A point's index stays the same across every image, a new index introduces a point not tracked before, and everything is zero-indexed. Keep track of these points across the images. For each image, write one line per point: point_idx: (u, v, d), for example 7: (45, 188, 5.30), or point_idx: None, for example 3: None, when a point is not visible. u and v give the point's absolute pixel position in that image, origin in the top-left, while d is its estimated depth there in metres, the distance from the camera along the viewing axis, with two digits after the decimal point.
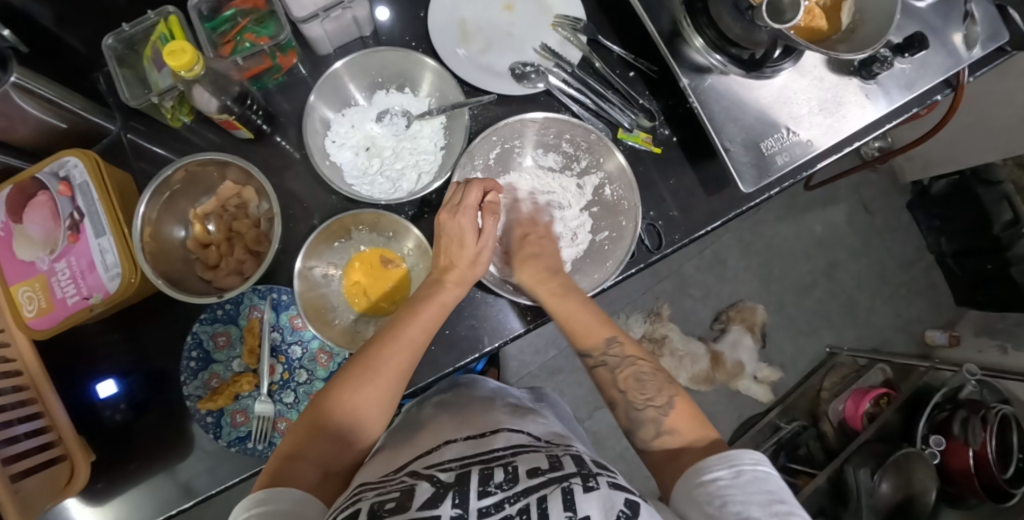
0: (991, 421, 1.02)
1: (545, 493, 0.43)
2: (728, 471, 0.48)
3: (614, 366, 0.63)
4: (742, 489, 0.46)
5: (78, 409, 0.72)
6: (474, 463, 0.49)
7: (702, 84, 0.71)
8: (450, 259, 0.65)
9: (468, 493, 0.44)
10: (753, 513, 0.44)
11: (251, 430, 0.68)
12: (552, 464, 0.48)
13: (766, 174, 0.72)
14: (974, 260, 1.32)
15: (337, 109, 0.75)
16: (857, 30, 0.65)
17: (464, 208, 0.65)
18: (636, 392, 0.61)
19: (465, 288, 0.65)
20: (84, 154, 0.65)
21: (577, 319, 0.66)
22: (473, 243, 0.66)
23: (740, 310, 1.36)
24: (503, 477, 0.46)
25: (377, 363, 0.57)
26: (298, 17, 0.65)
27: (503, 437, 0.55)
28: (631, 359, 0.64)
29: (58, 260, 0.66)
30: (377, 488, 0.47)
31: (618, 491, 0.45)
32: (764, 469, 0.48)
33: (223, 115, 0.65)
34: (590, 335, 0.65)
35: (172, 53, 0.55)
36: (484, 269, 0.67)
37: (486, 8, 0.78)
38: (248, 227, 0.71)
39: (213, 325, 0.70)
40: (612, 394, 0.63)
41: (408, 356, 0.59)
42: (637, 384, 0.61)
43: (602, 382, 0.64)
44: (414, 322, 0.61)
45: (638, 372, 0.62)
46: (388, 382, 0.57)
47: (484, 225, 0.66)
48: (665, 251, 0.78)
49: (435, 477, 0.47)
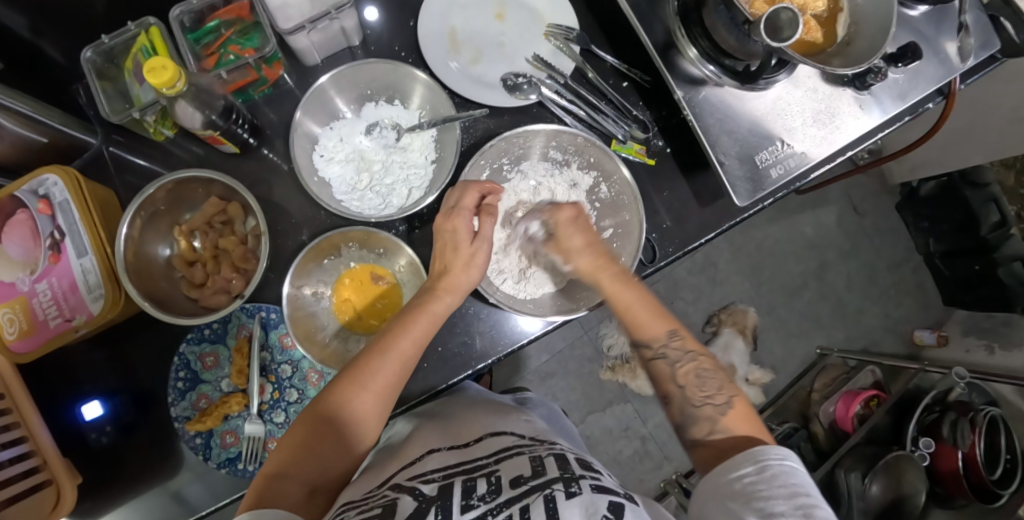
0: (980, 423, 1.03)
1: (528, 503, 0.43)
2: (754, 468, 0.48)
3: (674, 360, 0.61)
4: (769, 486, 0.45)
5: (62, 431, 0.70)
6: (458, 473, 0.49)
7: (696, 96, 0.70)
8: (445, 262, 0.64)
9: (450, 507, 0.44)
10: (777, 509, 0.44)
11: (241, 451, 0.68)
12: (535, 470, 0.47)
13: (760, 188, 0.71)
14: (962, 261, 1.33)
15: (324, 122, 0.73)
16: (852, 42, 0.64)
17: (461, 209, 0.65)
18: (697, 389, 0.59)
19: (458, 297, 0.63)
20: (64, 172, 0.63)
21: (635, 311, 0.63)
22: (467, 245, 0.64)
23: (732, 313, 1.38)
24: (486, 488, 0.46)
25: (364, 379, 0.55)
26: (284, 28, 0.63)
27: (487, 444, 0.55)
28: (650, 357, 0.62)
29: (38, 281, 0.64)
30: (359, 506, 0.47)
31: (602, 495, 0.44)
32: (791, 462, 0.48)
33: (207, 131, 0.63)
34: (647, 328, 0.62)
35: (152, 70, 0.53)
36: (477, 273, 0.65)
37: (476, 17, 0.77)
38: (234, 244, 0.69)
39: (200, 345, 0.69)
40: (668, 388, 0.61)
41: (396, 371, 0.57)
42: (698, 380, 0.60)
43: (658, 376, 0.62)
44: (403, 334, 0.58)
45: (699, 368, 0.60)
46: (377, 397, 0.56)
47: (482, 227, 0.65)
48: (659, 263, 0.77)
49: (418, 491, 0.47)
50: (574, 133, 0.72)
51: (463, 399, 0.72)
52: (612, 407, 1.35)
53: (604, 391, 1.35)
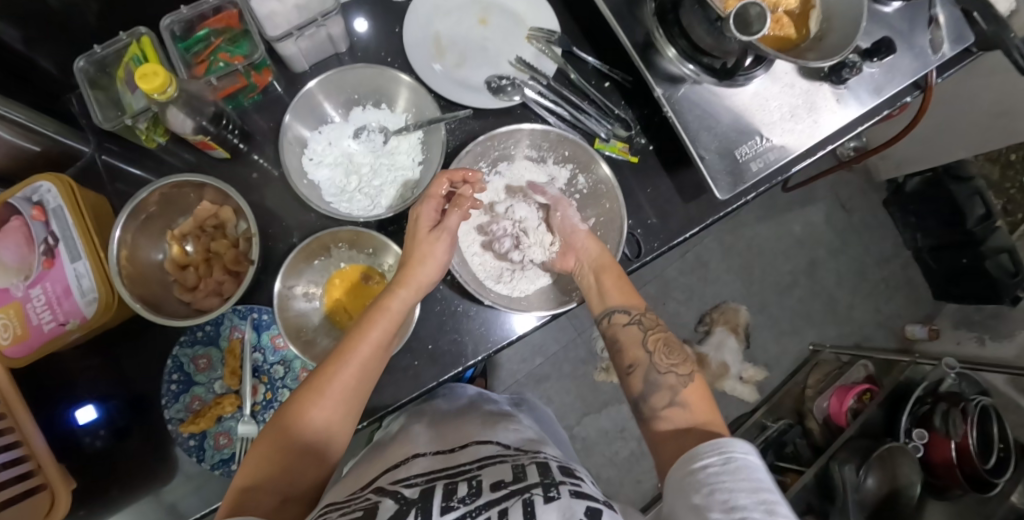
0: (970, 414, 1.05)
1: (506, 506, 0.44)
2: (718, 459, 0.48)
3: (646, 329, 0.66)
4: (732, 478, 0.46)
5: (55, 435, 0.71)
6: (440, 477, 0.50)
7: (675, 94, 0.72)
8: (405, 260, 0.65)
9: (431, 509, 0.44)
10: (740, 502, 0.44)
11: (235, 452, 0.68)
12: (516, 475, 0.48)
13: (741, 181, 0.73)
14: (950, 255, 1.35)
15: (313, 126, 0.75)
16: (824, 38, 0.67)
17: (428, 198, 0.66)
18: (664, 356, 0.63)
19: (417, 295, 0.64)
20: (57, 178, 0.65)
21: (619, 278, 0.70)
22: (426, 233, 0.66)
23: (723, 312, 1.39)
24: (466, 490, 0.46)
25: (321, 386, 0.55)
26: (272, 36, 0.65)
27: (471, 450, 0.55)
28: (622, 322, 0.67)
29: (33, 286, 0.64)
30: (341, 508, 0.47)
31: (580, 500, 0.45)
32: (754, 458, 0.48)
33: (198, 136, 0.65)
34: (627, 294, 0.69)
35: (143, 76, 0.55)
36: (437, 271, 0.66)
37: (460, 23, 0.79)
38: (226, 247, 0.70)
39: (193, 347, 0.70)
40: (638, 354, 0.64)
41: (354, 375, 0.57)
42: (666, 349, 0.64)
43: (631, 342, 0.66)
44: (362, 338, 0.59)
45: (669, 340, 0.65)
46: (342, 401, 0.56)
47: (447, 217, 0.66)
48: (644, 258, 0.79)
49: (400, 494, 0.47)
50: (546, 128, 0.74)
51: (452, 405, 0.72)
52: (607, 408, 1.36)
53: (599, 392, 1.36)
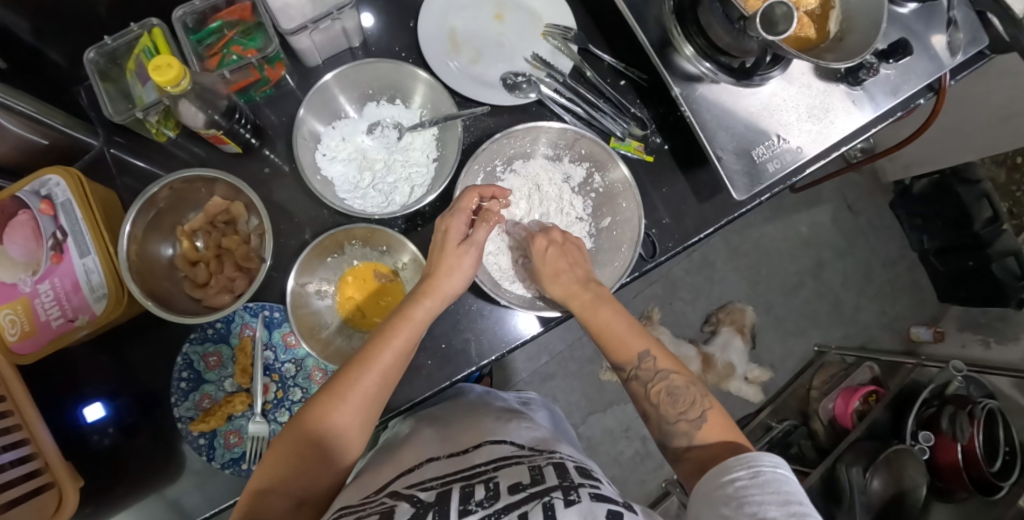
0: (978, 416, 1.04)
1: (526, 510, 0.42)
2: (746, 472, 0.47)
3: (647, 380, 0.61)
4: (761, 491, 0.45)
5: (64, 433, 0.70)
6: (455, 479, 0.49)
7: (693, 93, 0.71)
8: (430, 268, 0.64)
9: (448, 511, 0.44)
10: (770, 515, 0.43)
11: (245, 451, 0.67)
12: (534, 478, 0.47)
13: (758, 182, 0.72)
14: (956, 257, 1.34)
15: (327, 121, 0.74)
16: (844, 38, 0.66)
17: (458, 211, 0.65)
18: (669, 406, 0.59)
19: (442, 302, 0.63)
20: (67, 172, 0.63)
21: (609, 334, 0.64)
22: (455, 247, 0.65)
23: (729, 312, 1.37)
24: (484, 494, 0.46)
25: (342, 391, 0.54)
26: (286, 29, 0.63)
27: (487, 450, 0.55)
28: (625, 378, 0.63)
29: (41, 282, 0.63)
30: (357, 511, 0.47)
31: (601, 503, 0.44)
32: (784, 470, 0.47)
33: (211, 130, 0.63)
34: (624, 348, 0.63)
35: (157, 68, 0.54)
36: (463, 278, 0.65)
37: (476, 18, 0.78)
38: (237, 244, 0.69)
39: (204, 345, 0.69)
40: (646, 405, 0.61)
41: (376, 381, 0.56)
42: (669, 399, 0.60)
43: (635, 396, 0.62)
44: (386, 345, 0.57)
45: (671, 385, 0.60)
46: (363, 408, 0.55)
47: (476, 231, 0.65)
48: (659, 259, 0.78)
49: (416, 497, 0.47)
50: (563, 127, 0.73)
51: (463, 403, 0.71)
52: (612, 407, 1.36)
53: (604, 392, 1.35)
